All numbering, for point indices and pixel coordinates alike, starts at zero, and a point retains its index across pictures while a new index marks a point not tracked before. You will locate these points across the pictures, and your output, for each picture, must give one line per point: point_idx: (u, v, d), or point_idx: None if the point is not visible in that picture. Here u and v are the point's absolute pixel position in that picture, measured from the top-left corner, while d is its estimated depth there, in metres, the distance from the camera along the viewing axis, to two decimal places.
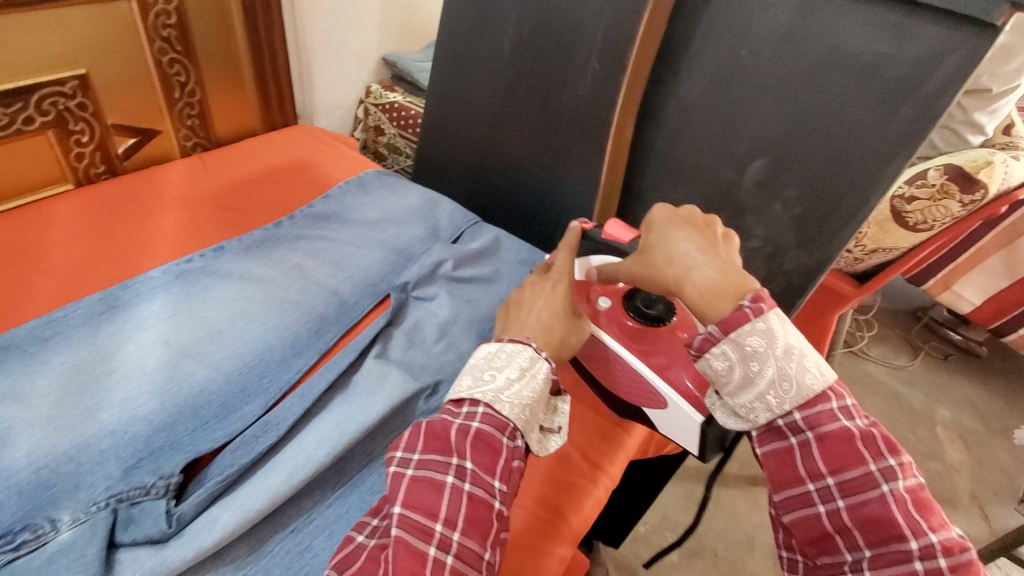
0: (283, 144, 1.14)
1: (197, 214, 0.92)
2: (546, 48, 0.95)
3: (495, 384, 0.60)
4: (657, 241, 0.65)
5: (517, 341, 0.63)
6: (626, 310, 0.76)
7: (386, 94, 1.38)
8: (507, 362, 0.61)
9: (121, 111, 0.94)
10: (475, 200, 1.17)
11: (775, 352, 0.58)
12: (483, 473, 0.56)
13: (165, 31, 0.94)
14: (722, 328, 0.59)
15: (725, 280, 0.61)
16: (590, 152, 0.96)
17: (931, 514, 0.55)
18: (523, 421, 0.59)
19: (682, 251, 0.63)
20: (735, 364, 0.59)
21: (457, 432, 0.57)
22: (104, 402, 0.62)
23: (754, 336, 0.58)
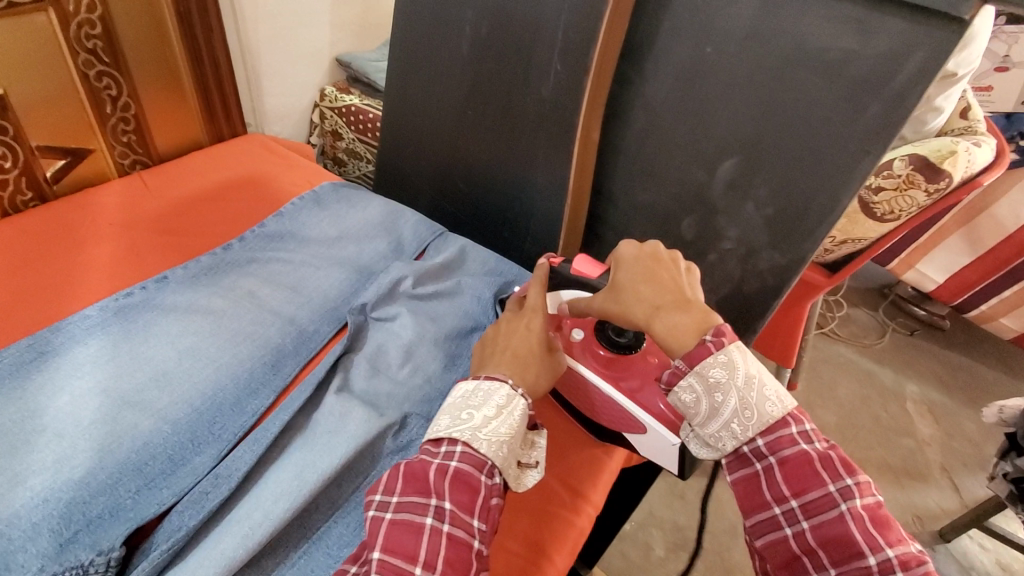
0: (231, 156, 1.07)
1: (135, 242, 0.86)
2: (506, 48, 0.90)
3: (472, 422, 0.58)
4: (628, 279, 0.67)
5: (493, 379, 0.62)
6: (597, 337, 0.75)
7: (341, 97, 1.31)
8: (484, 400, 0.60)
9: (46, 131, 0.86)
10: (442, 206, 1.13)
11: (736, 383, 0.60)
12: (461, 512, 0.54)
13: (90, 42, 0.86)
14: (687, 360, 0.62)
15: (689, 316, 0.64)
16: (556, 156, 0.91)
17: (889, 531, 0.56)
18: (502, 459, 0.58)
19: (653, 291, 0.65)
20: (701, 396, 0.62)
21: (436, 472, 0.55)
22: (35, 466, 0.57)
23: (717, 367, 0.60)
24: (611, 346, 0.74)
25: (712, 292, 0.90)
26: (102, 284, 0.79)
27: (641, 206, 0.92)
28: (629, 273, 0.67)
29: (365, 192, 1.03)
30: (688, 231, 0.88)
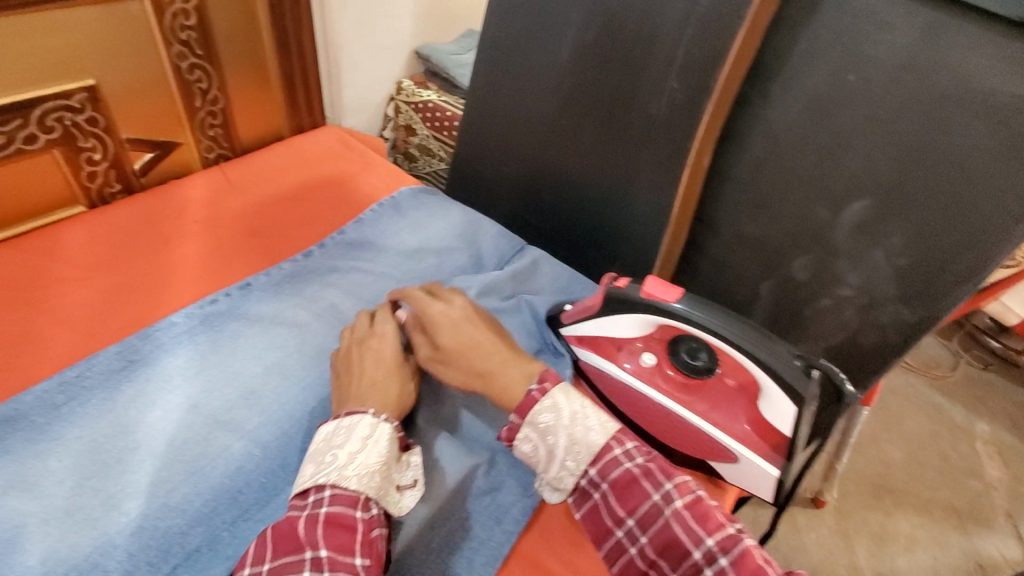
0: (308, 150, 1.03)
1: (220, 240, 0.83)
2: (614, 59, 0.84)
3: (336, 462, 0.52)
4: (446, 335, 0.62)
5: (354, 412, 0.55)
6: (669, 357, 0.64)
7: (419, 92, 1.27)
8: (348, 433, 0.53)
9: (135, 123, 0.84)
10: (522, 217, 1.08)
11: (564, 423, 0.55)
12: (341, 553, 0.48)
13: (184, 33, 0.83)
14: (517, 413, 0.56)
15: (511, 371, 0.60)
16: (660, 179, 0.85)
17: (710, 517, 0.50)
18: (378, 490, 0.52)
19: (476, 346, 0.61)
20: (536, 443, 0.56)
21: (305, 523, 0.49)
22: (128, 489, 0.55)
23: (545, 413, 0.56)
24: (682, 366, 0.62)
25: (821, 339, 0.84)
26: (186, 286, 0.76)
27: (748, 238, 0.85)
28: (444, 331, 0.62)
29: (444, 198, 0.96)
30: (800, 271, 0.81)
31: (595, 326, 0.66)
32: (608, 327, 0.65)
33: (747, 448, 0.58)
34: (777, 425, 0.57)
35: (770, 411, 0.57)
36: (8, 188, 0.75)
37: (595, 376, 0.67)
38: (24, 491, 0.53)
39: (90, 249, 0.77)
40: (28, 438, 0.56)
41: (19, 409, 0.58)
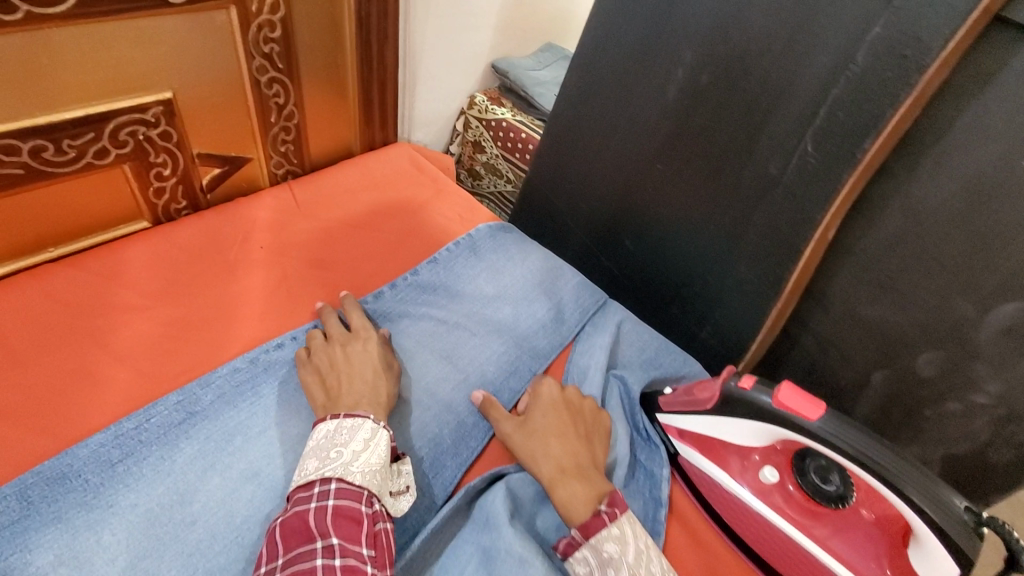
0: (378, 171, 0.97)
1: (288, 272, 0.78)
2: (732, 108, 0.75)
3: (341, 459, 0.52)
4: (544, 423, 0.61)
5: (355, 414, 0.56)
6: (792, 473, 0.58)
7: (493, 109, 1.18)
8: (353, 431, 0.54)
9: (208, 137, 0.79)
10: (595, 255, 1.01)
11: (628, 560, 0.50)
12: (351, 542, 0.47)
13: (267, 46, 0.77)
14: (580, 530, 0.52)
15: (586, 479, 0.56)
16: (772, 245, 0.76)
17: None
18: (380, 488, 0.52)
19: (565, 446, 0.59)
20: (594, 571, 0.51)
21: (317, 514, 0.48)
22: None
23: (610, 542, 0.51)
24: (807, 484, 0.57)
25: (941, 444, 0.77)
26: (250, 324, 0.71)
27: (864, 320, 0.76)
28: (544, 418, 0.62)
29: (523, 240, 0.90)
30: (925, 367, 0.73)
31: (703, 425, 0.61)
32: (719, 430, 0.60)
33: None
34: None
35: (919, 559, 0.50)
36: (73, 203, 0.70)
37: (703, 485, 0.61)
38: (74, 569, 0.48)
39: (151, 274, 0.72)
40: (80, 504, 0.51)
41: (73, 464, 0.53)
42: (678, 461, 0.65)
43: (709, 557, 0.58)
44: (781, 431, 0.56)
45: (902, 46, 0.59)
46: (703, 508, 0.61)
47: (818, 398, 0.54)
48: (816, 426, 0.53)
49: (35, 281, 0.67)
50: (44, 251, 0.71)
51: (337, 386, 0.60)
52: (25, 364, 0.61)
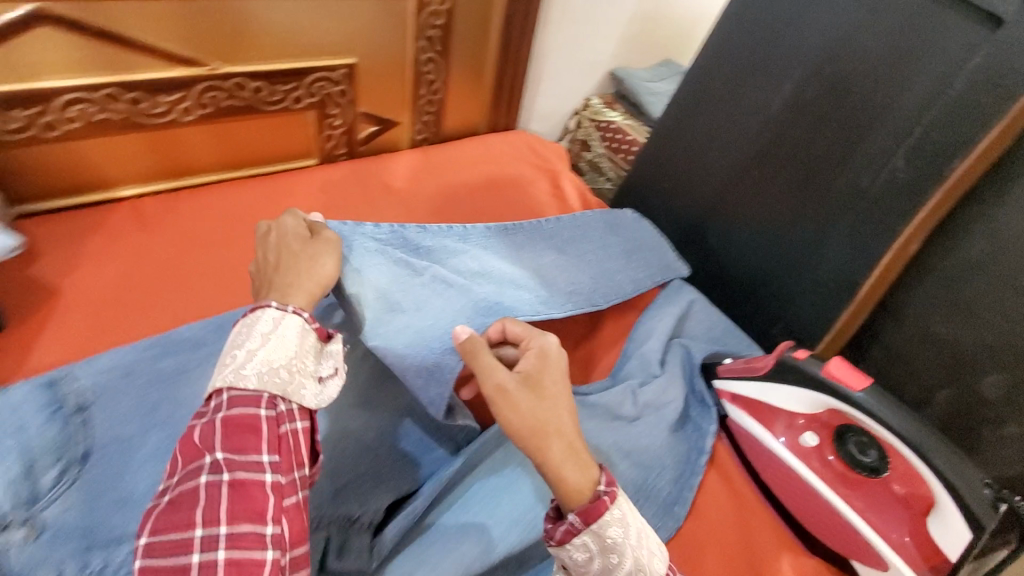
0: (498, 149, 1.12)
1: (415, 216, 0.93)
2: (832, 124, 0.81)
3: (234, 362, 0.51)
4: (555, 392, 0.54)
5: (253, 309, 0.54)
6: (832, 445, 0.63)
7: (606, 112, 1.30)
8: (250, 329, 0.53)
9: (372, 100, 0.97)
10: (678, 250, 1.08)
11: (632, 544, 0.49)
12: (240, 453, 0.47)
13: (431, 31, 0.95)
14: (582, 517, 0.49)
15: (583, 456, 0.52)
16: (852, 253, 0.81)
17: None
18: (281, 385, 0.51)
19: (567, 418, 0.53)
20: (595, 556, 0.49)
21: (202, 431, 0.48)
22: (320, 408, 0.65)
23: (614, 527, 0.49)
24: (847, 456, 0.62)
25: (999, 471, 0.76)
26: None
27: (935, 337, 0.78)
28: (553, 386, 0.54)
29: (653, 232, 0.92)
30: (990, 391, 0.74)
31: (757, 390, 0.67)
32: (770, 396, 0.66)
33: (902, 560, 0.56)
34: (944, 547, 0.54)
35: (941, 530, 0.54)
36: (269, 136, 0.90)
37: (746, 442, 0.69)
38: None
39: (314, 198, 0.91)
40: None
41: None
42: (726, 422, 0.72)
43: (737, 499, 0.66)
44: (830, 401, 0.61)
45: (1000, 77, 0.65)
46: (742, 464, 0.69)
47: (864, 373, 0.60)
48: (862, 398, 0.58)
49: (234, 189, 0.87)
50: (243, 169, 0.92)
51: (263, 276, 0.59)
52: (223, 245, 0.80)
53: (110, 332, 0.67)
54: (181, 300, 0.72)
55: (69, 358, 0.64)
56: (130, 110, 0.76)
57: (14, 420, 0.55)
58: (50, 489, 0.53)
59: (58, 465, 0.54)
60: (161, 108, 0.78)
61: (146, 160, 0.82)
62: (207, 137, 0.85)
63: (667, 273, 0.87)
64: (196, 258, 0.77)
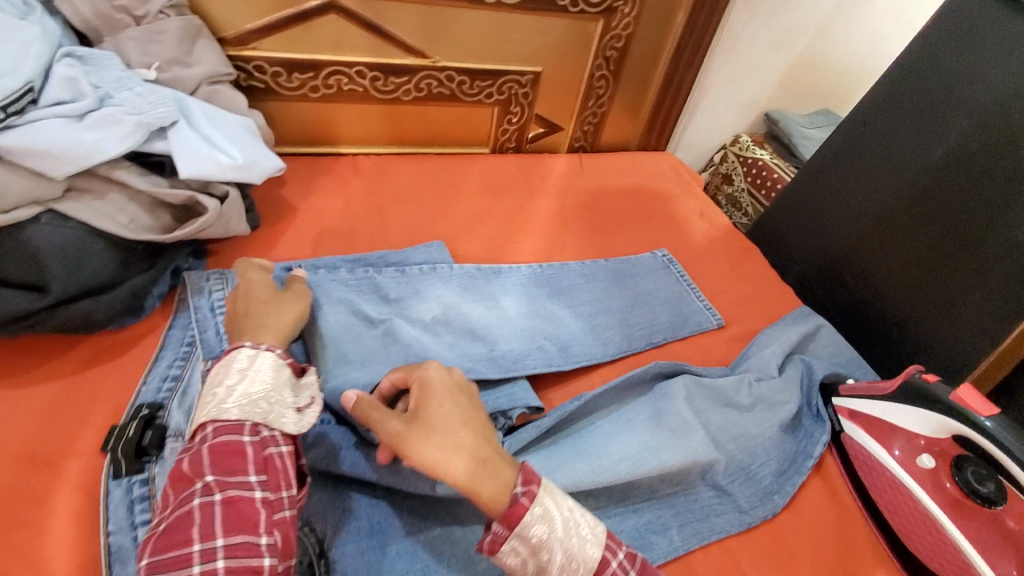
0: (646, 164, 1.21)
1: (564, 206, 1.05)
2: (1000, 175, 0.81)
3: (216, 396, 0.52)
4: (442, 417, 0.52)
5: (230, 351, 0.55)
6: (950, 471, 0.63)
7: (754, 149, 1.35)
8: (225, 367, 0.54)
9: (546, 105, 1.13)
10: (808, 287, 1.10)
11: (558, 535, 0.49)
12: (232, 475, 0.48)
13: (609, 52, 1.08)
14: (503, 522, 0.48)
15: (494, 463, 0.51)
16: (1001, 305, 0.80)
17: None
18: (264, 412, 0.52)
19: (469, 433, 0.52)
20: (526, 558, 0.49)
21: (189, 461, 0.48)
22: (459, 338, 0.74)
23: (536, 524, 0.49)
24: (963, 482, 0.62)
25: None
26: (533, 226, 1.00)
27: None
28: (440, 412, 0.52)
29: (675, 276, 0.93)
30: None
31: (878, 408, 0.69)
32: (891, 414, 0.68)
33: None
34: None
35: None
36: (458, 122, 1.09)
37: (857, 457, 0.70)
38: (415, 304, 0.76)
39: (484, 177, 1.06)
40: (422, 276, 0.80)
41: (430, 256, 0.85)
42: (841, 438, 0.73)
43: (837, 505, 0.68)
44: (954, 425, 0.61)
45: None
46: (849, 478, 0.70)
47: (993, 405, 0.60)
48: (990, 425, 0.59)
49: (424, 160, 1.06)
50: (432, 146, 1.11)
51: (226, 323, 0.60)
52: (411, 199, 0.97)
53: (324, 244, 0.85)
54: (378, 234, 0.89)
55: (297, 257, 0.82)
56: (369, 86, 0.98)
57: None
58: None
59: None
60: (390, 88, 0.99)
61: (367, 126, 1.03)
62: (417, 116, 1.05)
63: (673, 331, 0.85)
64: (391, 206, 0.95)
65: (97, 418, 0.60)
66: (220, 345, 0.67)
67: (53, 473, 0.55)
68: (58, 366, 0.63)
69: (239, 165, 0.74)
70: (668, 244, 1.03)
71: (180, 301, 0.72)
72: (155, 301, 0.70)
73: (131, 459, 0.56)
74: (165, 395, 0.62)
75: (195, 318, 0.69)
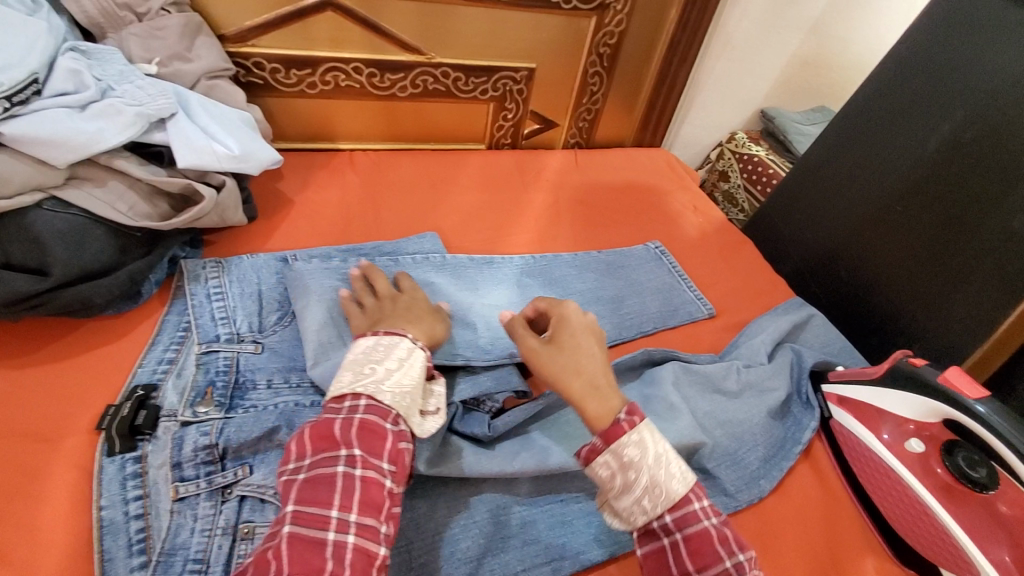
0: (641, 160, 1.22)
1: (558, 200, 1.07)
2: (993, 165, 0.81)
3: (375, 374, 0.55)
4: (573, 342, 0.60)
5: (392, 334, 0.59)
6: (940, 456, 0.63)
7: (749, 146, 1.36)
8: (388, 351, 0.57)
9: (541, 101, 1.14)
10: (804, 280, 1.11)
11: (649, 461, 0.51)
12: (373, 455, 0.50)
13: (603, 48, 1.10)
14: (603, 437, 0.52)
15: (607, 391, 0.56)
16: (995, 291, 0.80)
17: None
18: (408, 407, 0.54)
19: (590, 364, 0.58)
20: (615, 474, 0.51)
21: (340, 426, 0.51)
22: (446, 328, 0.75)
23: (632, 448, 0.52)
24: (955, 467, 0.61)
25: None
26: (527, 219, 1.01)
27: None
28: (572, 339, 0.60)
29: (668, 267, 0.94)
30: None
31: (867, 393, 0.69)
32: (880, 398, 0.68)
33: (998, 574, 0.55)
34: None
35: None
36: (454, 119, 1.11)
37: (846, 443, 0.70)
38: None
39: (479, 171, 1.08)
40: (414, 266, 0.81)
41: (423, 248, 0.86)
42: (830, 425, 0.73)
43: (826, 491, 0.68)
44: (944, 408, 0.61)
45: None
46: (839, 465, 0.70)
47: (983, 388, 0.60)
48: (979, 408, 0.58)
49: (420, 155, 1.08)
50: (428, 143, 1.13)
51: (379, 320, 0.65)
52: (407, 192, 0.99)
53: (320, 235, 0.87)
54: (373, 225, 0.91)
55: (293, 246, 0.84)
56: (365, 82, 1.00)
57: (256, 277, 0.75)
58: (272, 325, 0.71)
59: (278, 313, 0.72)
60: (386, 84, 1.01)
61: (364, 122, 1.05)
62: (413, 112, 1.07)
63: (663, 321, 0.86)
64: (387, 199, 0.97)
65: (94, 398, 0.61)
66: (216, 330, 0.68)
67: (51, 451, 0.56)
68: (58, 349, 0.65)
69: (235, 156, 0.76)
70: (661, 236, 1.04)
71: (177, 288, 0.74)
72: (153, 288, 0.72)
73: (125, 437, 0.57)
74: (160, 376, 0.64)
75: (191, 305, 0.70)
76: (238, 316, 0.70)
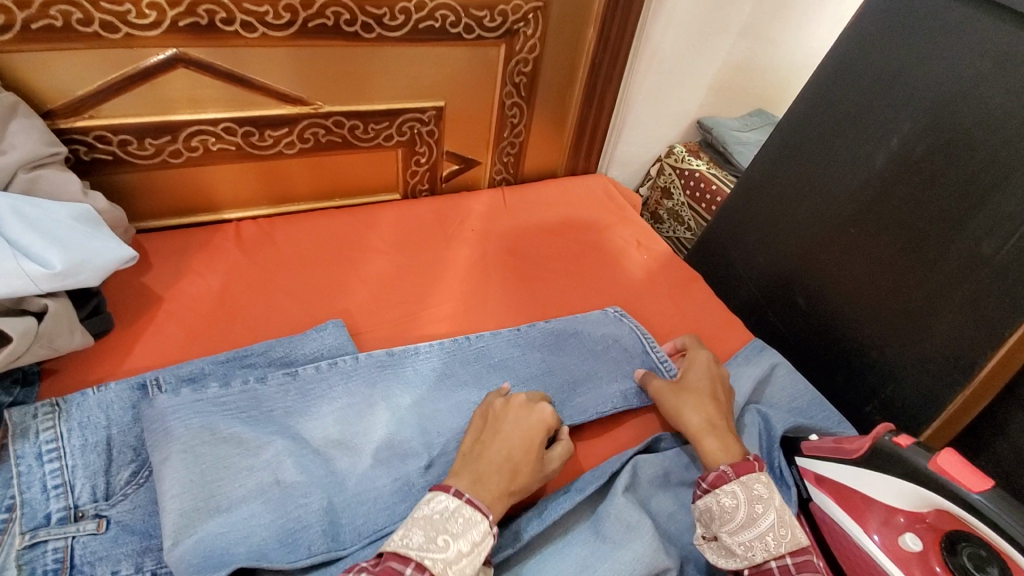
0: (577, 192, 1.11)
1: (486, 252, 0.94)
2: (949, 181, 0.73)
3: (445, 553, 0.49)
4: (698, 383, 0.70)
5: (477, 507, 0.52)
6: (939, 553, 0.54)
7: (689, 160, 1.27)
8: (466, 526, 0.51)
9: (456, 140, 1.01)
10: (760, 306, 1.02)
11: (777, 503, 0.56)
12: None
13: (518, 77, 0.98)
14: (733, 468, 0.58)
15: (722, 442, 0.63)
16: (968, 325, 0.73)
17: None
18: None
19: (712, 415, 0.66)
20: (742, 505, 0.55)
21: None
22: (348, 458, 0.61)
23: (761, 484, 0.57)
24: (958, 568, 0.52)
25: None
26: (450, 282, 0.88)
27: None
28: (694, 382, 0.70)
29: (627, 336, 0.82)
30: None
31: (850, 476, 0.60)
32: (863, 482, 0.59)
33: None
34: None
35: None
36: (358, 170, 0.97)
37: (830, 533, 0.61)
38: (303, 415, 0.64)
39: (393, 229, 0.94)
40: (311, 376, 0.67)
41: (323, 347, 0.72)
42: (809, 507, 0.64)
43: None
44: (941, 501, 0.52)
45: None
46: (824, 553, 0.61)
47: (985, 478, 0.51)
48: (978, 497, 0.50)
49: (322, 217, 0.93)
50: (332, 200, 0.99)
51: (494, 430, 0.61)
52: (307, 267, 0.85)
53: (197, 342, 0.72)
54: (264, 317, 0.77)
55: (161, 364, 0.69)
56: (242, 143, 0.85)
57: (104, 418, 0.60)
58: (123, 487, 0.56)
59: (132, 466, 0.58)
60: (269, 142, 0.86)
61: (250, 186, 0.90)
62: (308, 169, 0.93)
63: (612, 397, 0.74)
64: (282, 280, 0.82)
65: None
66: (46, 508, 0.53)
67: None
68: None
69: (56, 273, 0.60)
70: (604, 283, 0.93)
71: (2, 446, 0.57)
72: None
73: None
74: None
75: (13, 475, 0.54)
76: (78, 481, 0.55)
